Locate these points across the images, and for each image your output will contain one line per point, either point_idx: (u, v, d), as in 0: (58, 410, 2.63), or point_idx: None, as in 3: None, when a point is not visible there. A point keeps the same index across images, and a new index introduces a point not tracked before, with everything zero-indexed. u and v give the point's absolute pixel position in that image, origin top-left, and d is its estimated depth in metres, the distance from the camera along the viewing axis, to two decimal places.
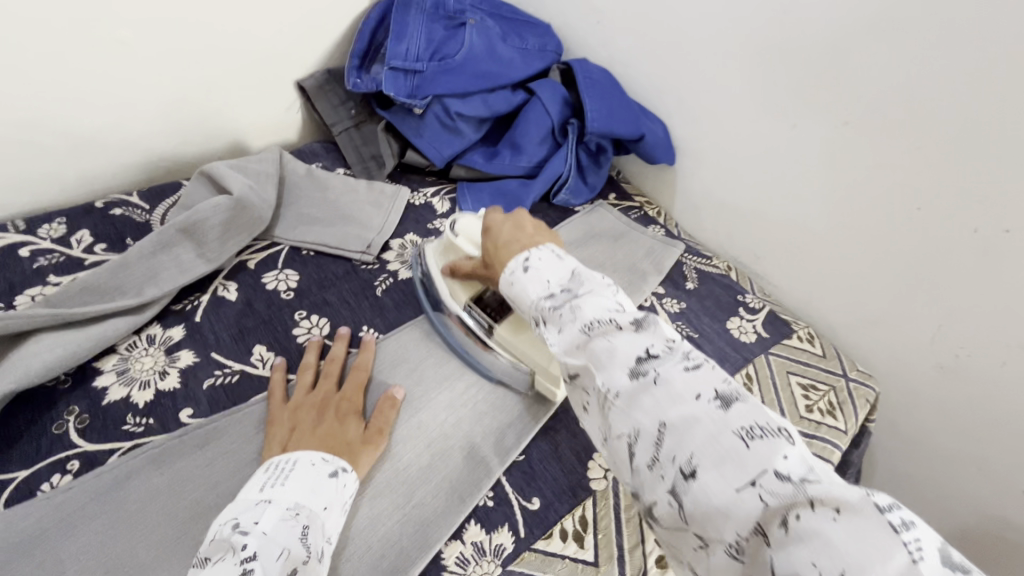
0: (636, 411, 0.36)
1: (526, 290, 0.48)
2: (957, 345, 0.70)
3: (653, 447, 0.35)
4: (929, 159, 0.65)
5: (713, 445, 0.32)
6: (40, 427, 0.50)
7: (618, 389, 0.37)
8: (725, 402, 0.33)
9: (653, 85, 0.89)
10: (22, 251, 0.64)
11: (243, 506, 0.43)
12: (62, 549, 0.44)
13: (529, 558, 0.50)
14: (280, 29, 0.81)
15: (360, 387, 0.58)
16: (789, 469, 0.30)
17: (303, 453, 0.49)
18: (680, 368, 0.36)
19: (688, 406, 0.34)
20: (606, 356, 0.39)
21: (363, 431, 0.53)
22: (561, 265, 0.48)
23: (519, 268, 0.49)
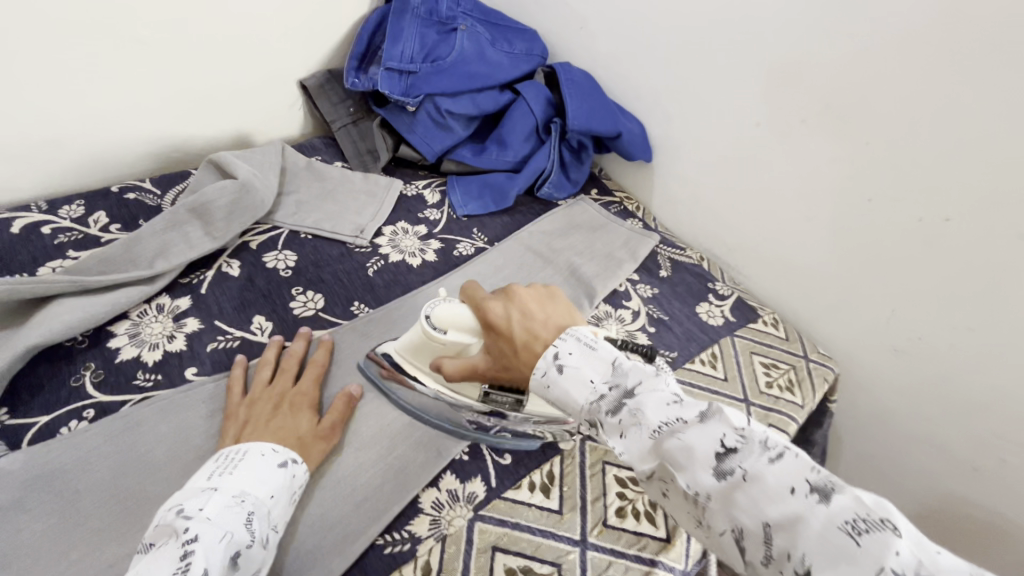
0: (735, 510, 0.35)
1: (571, 393, 0.44)
2: (907, 327, 0.76)
3: (763, 545, 0.34)
4: (876, 154, 0.70)
5: (819, 542, 0.31)
6: (60, 380, 0.56)
7: (707, 492, 0.36)
8: (819, 493, 0.32)
9: (631, 88, 0.96)
10: (44, 228, 0.70)
11: (192, 490, 0.45)
12: (78, 483, 0.49)
13: (500, 504, 0.55)
14: (285, 33, 0.88)
15: (317, 381, 0.60)
16: (903, 565, 0.29)
17: (253, 444, 0.50)
18: (764, 461, 0.35)
19: (785, 503, 0.33)
20: (685, 457, 0.37)
21: (315, 425, 0.55)
22: (592, 358, 0.45)
23: (552, 369, 0.45)
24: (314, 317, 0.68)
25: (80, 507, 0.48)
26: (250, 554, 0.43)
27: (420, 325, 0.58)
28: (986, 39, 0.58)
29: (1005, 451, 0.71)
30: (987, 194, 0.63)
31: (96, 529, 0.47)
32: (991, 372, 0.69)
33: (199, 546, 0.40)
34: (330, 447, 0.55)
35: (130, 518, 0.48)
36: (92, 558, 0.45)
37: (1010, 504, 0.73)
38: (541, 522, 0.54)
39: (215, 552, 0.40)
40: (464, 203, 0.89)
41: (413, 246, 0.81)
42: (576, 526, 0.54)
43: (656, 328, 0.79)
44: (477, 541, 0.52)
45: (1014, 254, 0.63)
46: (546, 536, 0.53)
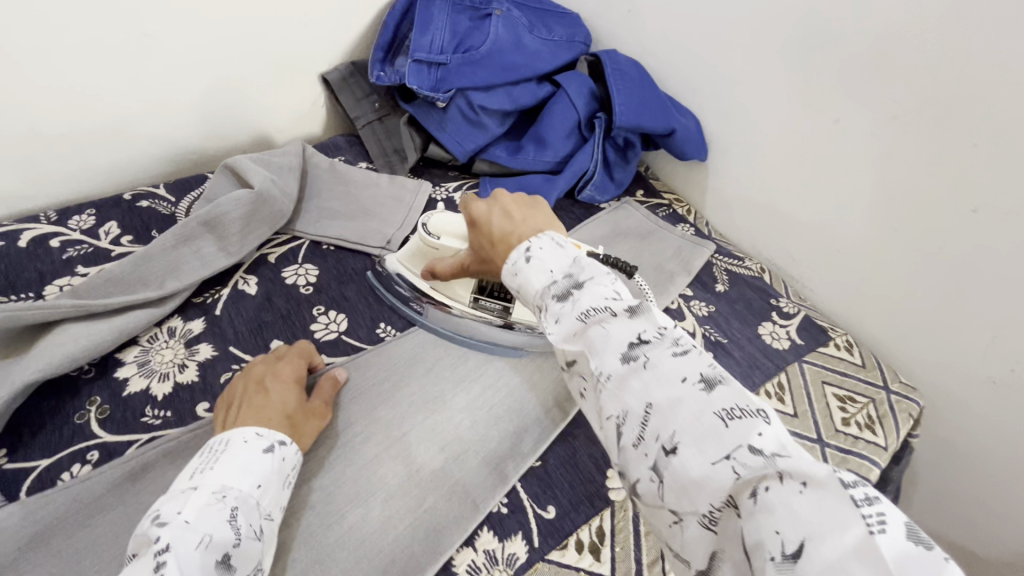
0: (627, 394, 0.34)
1: (530, 282, 0.42)
2: (1014, 358, 0.65)
3: (639, 427, 0.32)
4: (986, 158, 0.59)
5: (697, 428, 0.30)
6: (63, 417, 0.51)
7: (606, 371, 0.35)
8: (707, 383, 0.32)
9: (685, 78, 0.86)
10: (52, 241, 0.66)
11: (170, 493, 0.42)
12: (79, 538, 0.44)
13: (543, 569, 0.48)
14: (305, 22, 0.81)
15: (303, 355, 0.57)
16: (764, 445, 0.28)
17: (236, 431, 0.47)
18: (669, 353, 0.34)
19: (674, 388, 0.32)
20: (601, 342, 0.36)
21: (303, 403, 0.52)
22: (563, 255, 0.42)
23: (523, 260, 0.43)
24: (337, 341, 0.62)
25: (79, 568, 0.43)
26: (239, 553, 0.40)
27: (418, 236, 0.61)
28: None
29: None
30: None
31: None
32: None
33: (171, 556, 0.36)
34: (320, 425, 0.53)
35: None
36: None
37: None
38: None
39: (192, 561, 0.37)
40: None
41: None
42: None
43: (714, 352, 0.70)
44: None
45: None
46: None
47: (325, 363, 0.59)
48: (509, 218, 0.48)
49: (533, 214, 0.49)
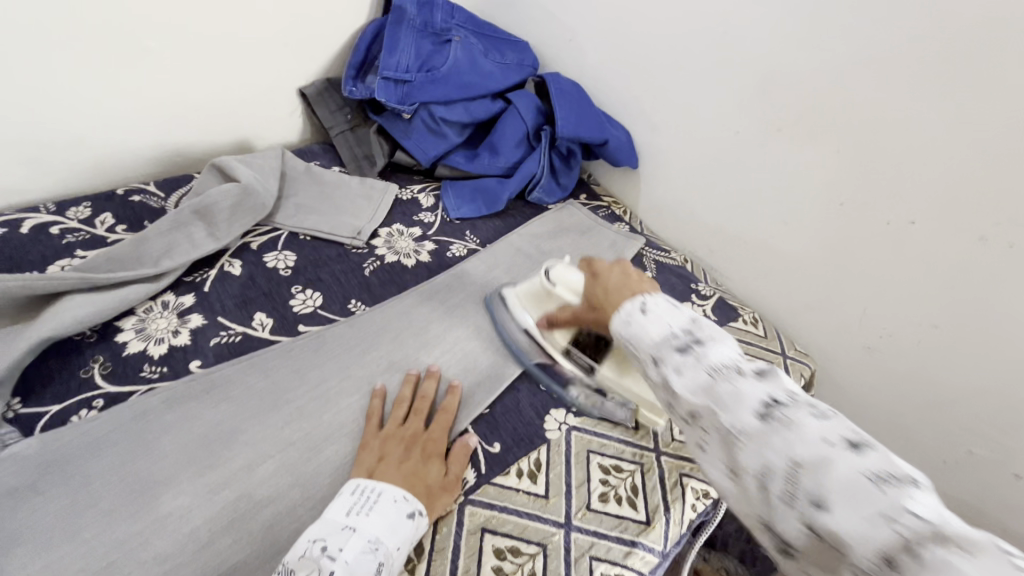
0: (767, 450, 0.36)
1: (647, 330, 0.47)
2: (879, 323, 0.79)
3: (787, 482, 0.35)
4: (842, 160, 0.75)
5: (846, 486, 0.32)
6: (69, 371, 0.59)
7: (745, 429, 0.38)
8: (853, 444, 0.34)
9: (617, 97, 0.99)
10: (52, 229, 0.73)
11: (332, 526, 0.48)
12: (89, 466, 0.51)
13: (489, 489, 0.58)
14: (284, 42, 0.92)
15: (445, 429, 0.61)
16: (921, 508, 0.30)
17: (388, 487, 0.52)
18: (810, 415, 0.36)
19: (817, 448, 0.35)
20: (732, 399, 0.39)
21: (442, 477, 0.56)
22: (678, 312, 0.48)
23: (636, 311, 0.49)
24: (313, 314, 0.71)
25: (92, 489, 0.50)
26: None
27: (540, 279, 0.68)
28: (945, 49, 0.62)
29: (972, 443, 0.75)
30: (944, 198, 0.67)
31: (108, 510, 0.49)
32: (953, 368, 0.73)
33: None
34: (451, 501, 0.55)
35: (140, 499, 0.50)
36: (104, 535, 0.48)
37: (981, 494, 0.76)
38: (527, 506, 0.57)
39: None
40: (457, 207, 0.92)
41: (408, 247, 0.84)
42: (560, 510, 0.58)
43: None
44: (467, 523, 0.55)
45: (971, 253, 0.67)
46: (533, 518, 0.56)
47: (302, 331, 0.68)
48: (627, 275, 0.55)
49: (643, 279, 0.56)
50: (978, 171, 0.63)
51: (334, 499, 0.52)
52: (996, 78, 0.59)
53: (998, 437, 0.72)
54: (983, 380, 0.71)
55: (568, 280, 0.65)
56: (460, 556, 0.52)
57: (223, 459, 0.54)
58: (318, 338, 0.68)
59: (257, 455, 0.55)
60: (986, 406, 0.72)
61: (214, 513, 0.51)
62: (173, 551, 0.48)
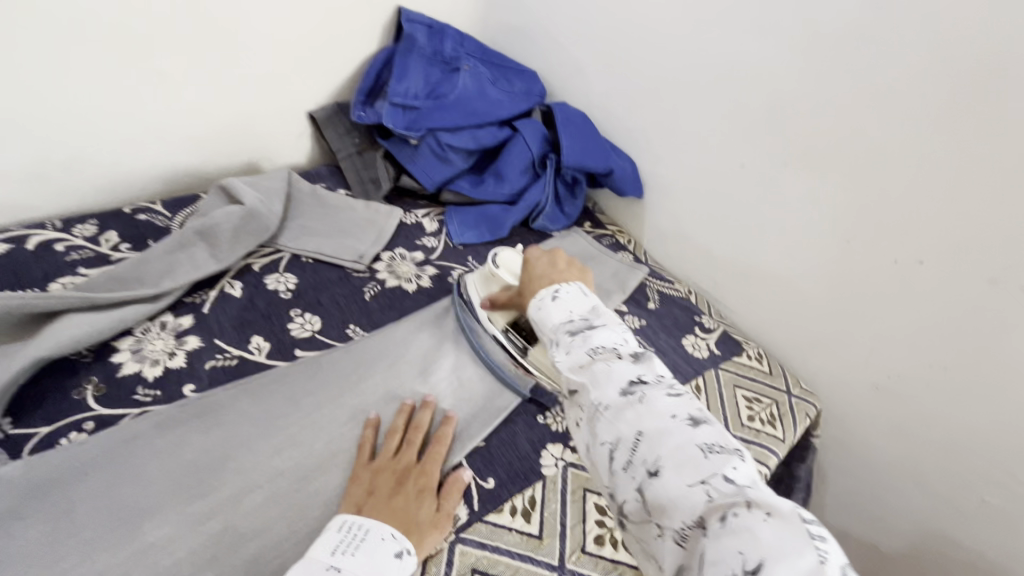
0: (621, 422, 0.45)
1: (551, 316, 0.57)
2: (887, 363, 0.77)
3: (630, 449, 0.44)
4: (848, 197, 0.74)
5: (677, 451, 0.42)
6: (62, 392, 0.58)
7: (608, 403, 0.47)
8: (693, 420, 0.44)
9: (623, 127, 1.00)
10: (57, 246, 0.74)
11: (316, 566, 0.48)
12: (74, 491, 0.50)
13: (481, 528, 0.56)
14: (296, 67, 0.94)
15: (439, 460, 0.59)
16: (735, 476, 0.39)
17: (375, 523, 0.52)
18: (664, 394, 0.46)
19: (662, 421, 0.44)
20: (604, 376, 0.48)
21: (433, 512, 0.54)
22: (583, 301, 0.57)
23: (548, 298, 0.58)
24: (311, 338, 0.70)
25: (76, 516, 0.49)
26: None
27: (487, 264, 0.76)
28: (955, 90, 0.62)
29: (985, 491, 0.72)
30: (954, 239, 0.66)
31: (91, 539, 0.48)
32: (966, 412, 0.71)
33: None
34: (442, 538, 0.53)
35: (123, 528, 0.49)
36: (85, 566, 0.47)
37: (997, 545, 0.73)
38: (520, 547, 0.56)
39: None
40: (461, 233, 0.92)
41: (409, 272, 0.84)
42: (554, 552, 0.56)
43: None
44: (458, 563, 0.53)
45: (981, 296, 0.66)
46: (526, 561, 0.55)
47: (299, 356, 0.68)
48: (553, 265, 0.64)
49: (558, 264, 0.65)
50: (989, 213, 0.63)
51: (325, 532, 0.52)
52: (1006, 121, 0.59)
53: (1012, 486, 0.69)
54: (996, 425, 0.69)
55: (511, 265, 0.74)
56: None
57: (210, 487, 0.53)
58: (314, 364, 0.67)
59: (246, 484, 0.54)
60: (1000, 452, 0.70)
61: (197, 544, 0.50)
62: None
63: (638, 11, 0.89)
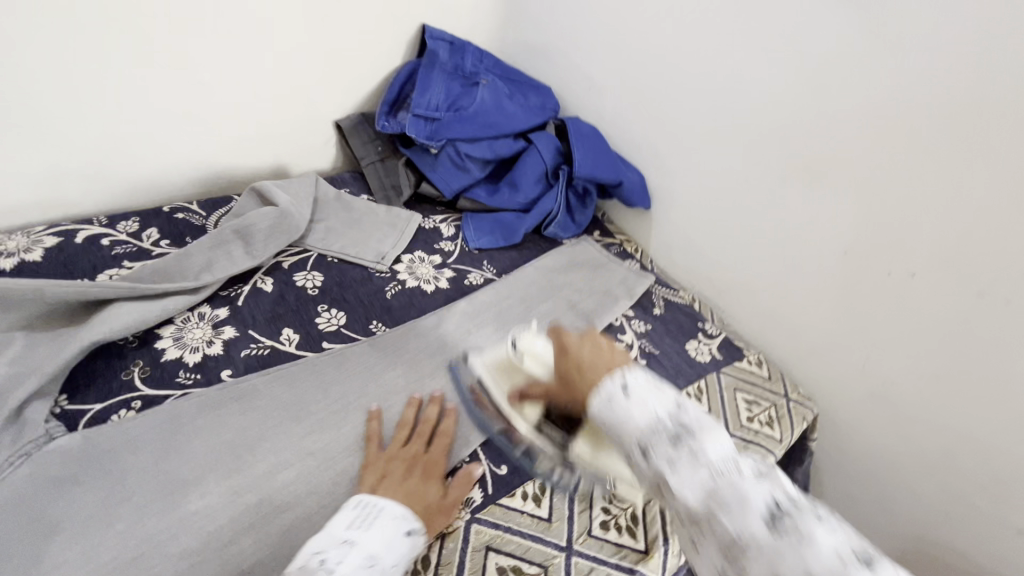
0: (778, 564, 0.34)
1: (631, 417, 0.41)
2: (881, 370, 0.81)
3: None
4: (845, 211, 0.78)
5: None
6: (111, 373, 0.63)
7: (755, 539, 0.35)
8: (866, 561, 0.33)
9: (633, 141, 1.05)
10: (103, 240, 0.79)
11: (332, 539, 0.50)
12: (125, 462, 0.55)
13: (494, 509, 0.60)
14: (326, 79, 0.99)
15: (444, 452, 0.63)
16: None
17: (388, 503, 0.55)
18: (818, 523, 0.35)
19: (835, 565, 0.33)
20: (740, 506, 0.36)
21: (440, 498, 0.58)
22: (665, 395, 0.42)
23: (618, 392, 0.43)
24: (337, 332, 0.75)
25: (127, 485, 0.54)
26: None
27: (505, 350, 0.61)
28: (944, 115, 0.67)
29: (973, 495, 0.76)
30: (942, 253, 0.71)
31: (141, 505, 0.53)
32: (955, 418, 0.75)
33: None
34: (446, 522, 0.57)
35: (170, 497, 0.54)
36: (136, 529, 0.51)
37: (985, 548, 0.76)
38: (531, 528, 0.60)
39: None
40: (476, 238, 0.97)
41: (428, 273, 0.89)
42: (562, 534, 0.60)
43: (647, 360, 0.85)
44: (473, 540, 0.57)
45: (968, 307, 0.70)
46: (536, 540, 0.59)
47: (326, 347, 0.72)
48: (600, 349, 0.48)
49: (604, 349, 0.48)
50: (974, 229, 0.67)
51: (335, 515, 0.55)
52: (989, 144, 0.64)
53: (997, 490, 0.73)
54: (983, 432, 0.73)
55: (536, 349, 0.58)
56: (464, 571, 0.55)
57: (247, 463, 0.58)
58: (340, 355, 0.72)
59: (279, 462, 0.59)
60: (986, 457, 0.73)
61: (236, 513, 0.54)
62: (199, 547, 0.51)
63: (649, 33, 0.95)
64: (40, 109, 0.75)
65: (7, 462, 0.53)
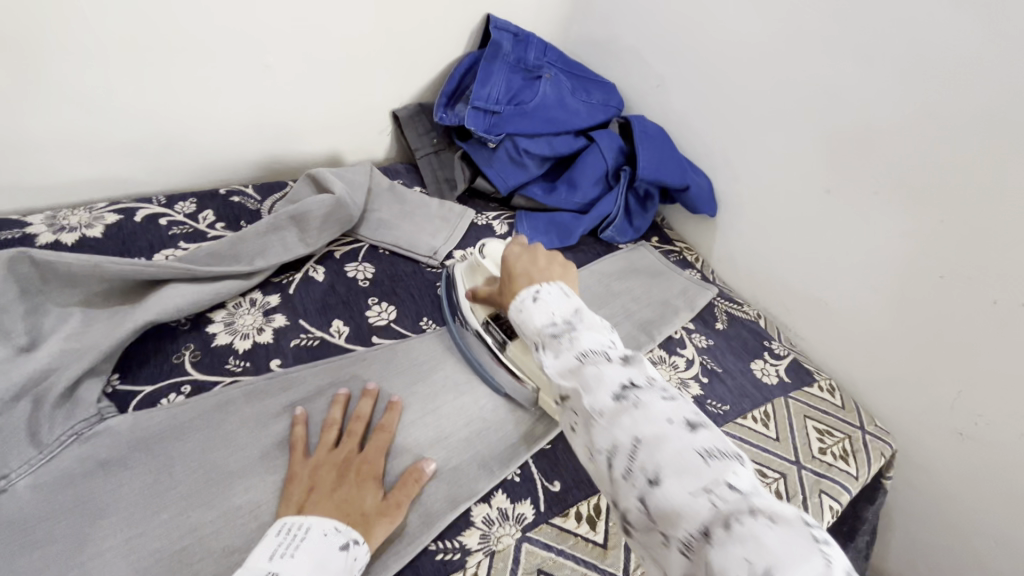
0: (617, 428, 0.41)
1: (534, 318, 0.51)
2: (974, 409, 0.73)
3: (628, 459, 0.39)
4: (946, 232, 0.71)
5: (679, 461, 0.37)
6: (163, 355, 0.62)
7: (601, 409, 0.42)
8: (692, 426, 0.39)
9: (700, 144, 0.99)
10: (161, 220, 0.79)
11: (252, 574, 0.43)
12: (172, 449, 0.54)
13: (547, 529, 0.56)
14: (386, 67, 0.97)
15: (382, 450, 0.56)
16: (739, 483, 0.36)
17: (316, 520, 0.48)
18: (658, 397, 0.42)
19: (661, 427, 0.39)
20: (595, 381, 0.43)
21: (379, 500, 0.52)
22: (567, 302, 0.51)
23: (529, 299, 0.52)
24: (387, 327, 0.72)
25: (173, 472, 0.52)
26: None
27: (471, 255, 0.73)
28: None
29: None
30: None
31: (187, 495, 0.51)
32: None
33: None
34: (392, 524, 0.51)
35: (216, 488, 0.52)
36: (180, 520, 0.49)
37: None
38: (585, 553, 0.55)
39: None
40: (530, 237, 0.93)
41: None
42: (619, 563, 0.55)
43: (709, 378, 0.79)
44: (524, 561, 0.53)
45: None
46: (591, 567, 0.54)
47: (376, 343, 0.70)
48: (533, 260, 0.58)
49: (534, 262, 0.59)
50: None
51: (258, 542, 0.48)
52: None
53: None
54: None
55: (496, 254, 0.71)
56: None
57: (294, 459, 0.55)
58: (389, 352, 0.69)
59: None
60: None
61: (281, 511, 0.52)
62: (241, 544, 0.49)
63: (728, 28, 0.88)
64: (103, 87, 0.74)
65: (58, 440, 0.52)
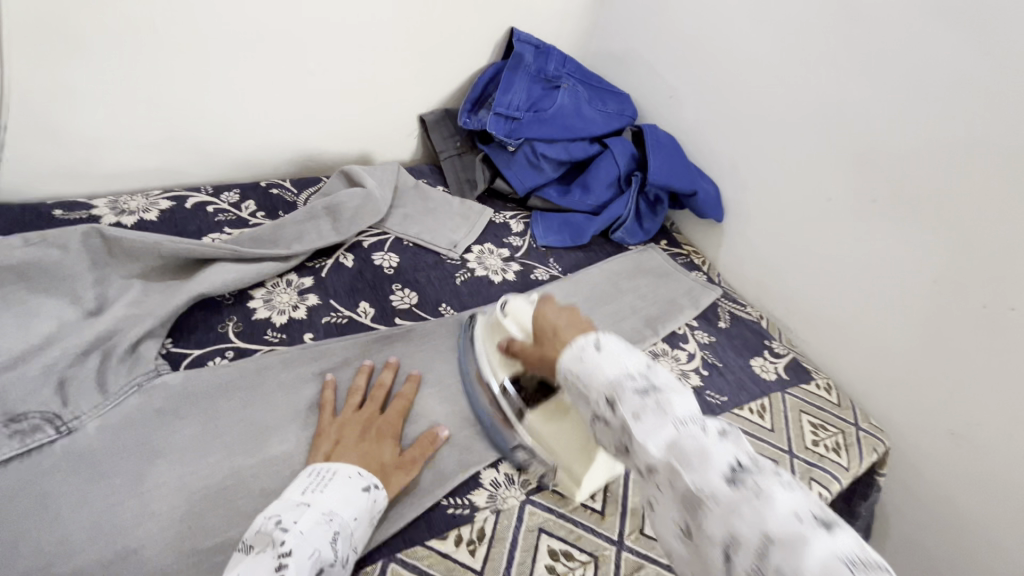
0: (734, 519, 0.37)
1: (602, 368, 0.48)
2: (964, 409, 0.76)
3: (755, 557, 0.35)
4: (937, 238, 0.75)
5: (821, 566, 0.33)
6: (210, 324, 0.69)
7: (715, 494, 0.38)
8: (825, 523, 0.35)
9: (709, 153, 1.04)
10: (208, 207, 0.87)
11: (287, 503, 0.49)
12: (218, 403, 0.60)
13: (548, 494, 0.61)
14: (416, 74, 1.05)
15: (400, 414, 0.62)
16: None
17: (341, 465, 0.54)
18: (776, 483, 0.38)
19: (791, 524, 0.35)
20: (699, 459, 0.40)
21: (396, 456, 0.58)
22: (633, 356, 0.49)
23: (591, 347, 0.51)
24: (409, 310, 0.79)
25: (219, 422, 0.59)
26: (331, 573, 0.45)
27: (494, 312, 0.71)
28: None
29: None
30: None
31: (230, 443, 0.57)
32: None
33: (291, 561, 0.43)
34: (407, 476, 0.57)
35: (256, 439, 0.58)
36: (225, 464, 0.56)
37: None
38: (583, 517, 0.60)
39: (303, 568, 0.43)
40: (544, 236, 0.99)
41: (496, 265, 0.91)
42: (614, 528, 0.60)
43: (709, 372, 0.84)
44: (527, 521, 0.58)
45: None
46: (588, 530, 0.59)
47: (398, 323, 0.76)
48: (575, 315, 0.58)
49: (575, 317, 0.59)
50: None
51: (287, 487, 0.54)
52: None
53: None
54: None
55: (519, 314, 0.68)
56: (517, 548, 0.56)
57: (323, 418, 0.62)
58: (410, 332, 0.75)
59: None
60: None
61: None
62: (277, 488, 0.55)
63: (738, 44, 0.94)
64: (166, 86, 0.83)
65: (121, 390, 0.59)
